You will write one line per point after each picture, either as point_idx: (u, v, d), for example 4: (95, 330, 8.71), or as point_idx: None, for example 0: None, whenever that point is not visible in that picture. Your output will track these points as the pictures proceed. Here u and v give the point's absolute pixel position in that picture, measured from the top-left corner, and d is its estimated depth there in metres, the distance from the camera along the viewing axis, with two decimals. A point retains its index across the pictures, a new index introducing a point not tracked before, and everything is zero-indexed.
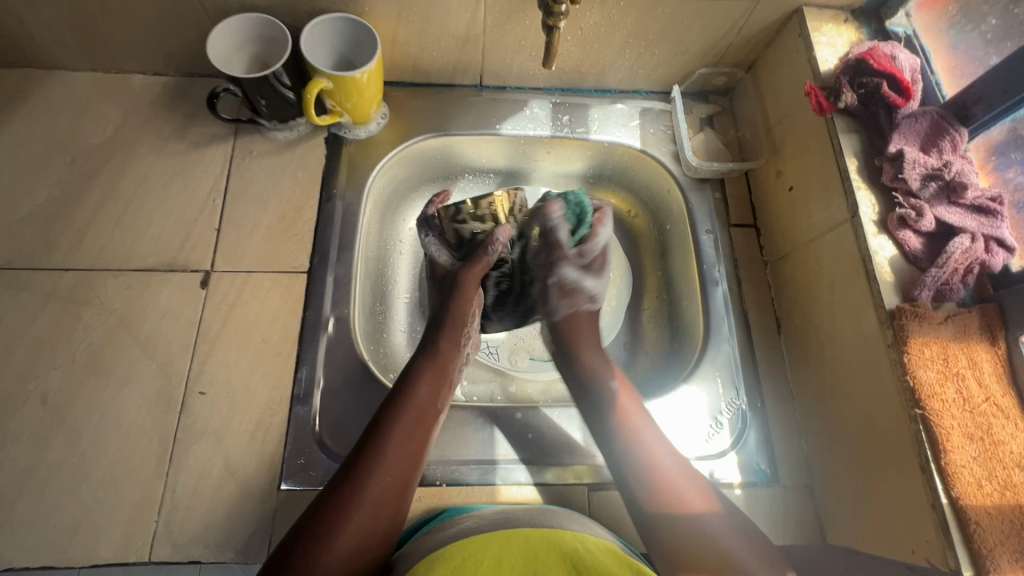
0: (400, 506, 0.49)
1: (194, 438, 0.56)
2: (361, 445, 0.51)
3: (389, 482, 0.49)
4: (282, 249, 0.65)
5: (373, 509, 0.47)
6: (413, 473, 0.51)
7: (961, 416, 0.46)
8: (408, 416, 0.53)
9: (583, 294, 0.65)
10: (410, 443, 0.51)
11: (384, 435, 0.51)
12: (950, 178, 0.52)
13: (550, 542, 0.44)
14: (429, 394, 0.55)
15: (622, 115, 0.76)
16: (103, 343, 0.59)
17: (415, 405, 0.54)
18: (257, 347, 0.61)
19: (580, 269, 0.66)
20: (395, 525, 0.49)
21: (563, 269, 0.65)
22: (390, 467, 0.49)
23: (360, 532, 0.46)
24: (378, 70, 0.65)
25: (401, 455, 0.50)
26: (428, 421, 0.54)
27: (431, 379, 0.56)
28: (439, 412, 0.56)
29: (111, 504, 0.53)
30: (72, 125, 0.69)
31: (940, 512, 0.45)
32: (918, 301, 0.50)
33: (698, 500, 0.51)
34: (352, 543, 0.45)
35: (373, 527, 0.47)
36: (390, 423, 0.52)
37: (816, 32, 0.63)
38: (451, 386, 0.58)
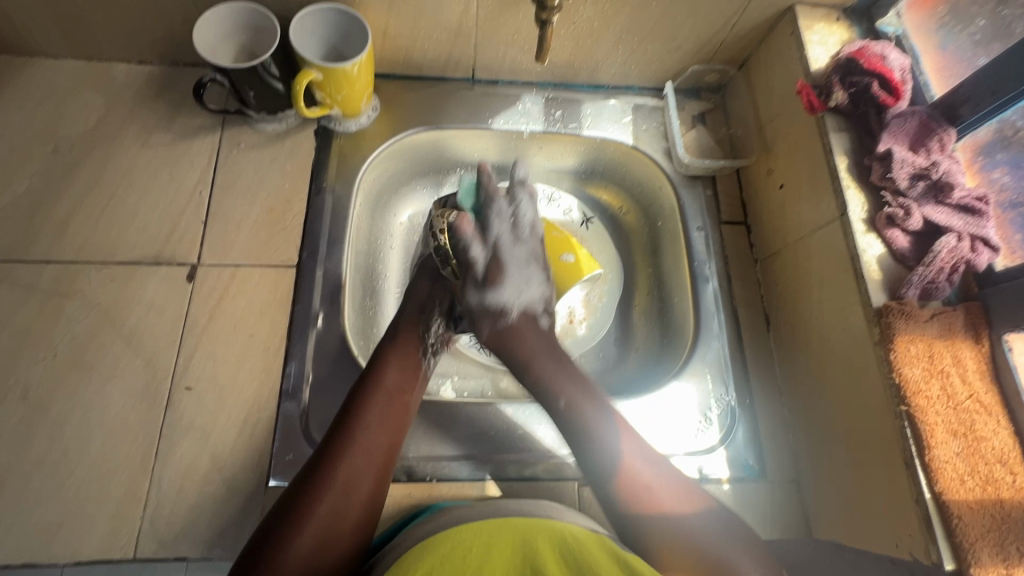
0: (375, 493, 0.49)
1: (180, 433, 0.56)
2: (333, 432, 0.50)
3: (364, 468, 0.49)
4: (271, 243, 0.64)
5: (349, 496, 0.47)
6: (387, 459, 0.51)
7: (945, 412, 0.47)
8: (380, 401, 0.52)
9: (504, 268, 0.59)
10: (382, 430, 0.51)
11: (355, 422, 0.51)
12: (937, 178, 0.53)
13: (540, 528, 0.44)
14: (400, 380, 0.55)
15: (614, 111, 0.76)
16: (86, 337, 0.58)
17: (385, 390, 0.53)
18: (245, 342, 0.60)
19: (481, 282, 0.59)
20: (371, 515, 0.49)
21: (467, 297, 0.60)
22: (363, 453, 0.49)
23: (335, 518, 0.46)
24: (369, 61, 0.64)
25: (374, 442, 0.50)
26: (400, 406, 0.54)
27: (399, 365, 0.56)
28: (411, 399, 0.55)
29: (95, 500, 0.53)
30: (55, 114, 0.67)
31: (924, 506, 0.46)
32: (905, 300, 0.50)
33: (671, 501, 0.49)
34: (320, 531, 0.45)
35: (349, 514, 0.47)
36: (362, 409, 0.52)
37: (808, 31, 0.63)
38: (421, 374, 0.58)
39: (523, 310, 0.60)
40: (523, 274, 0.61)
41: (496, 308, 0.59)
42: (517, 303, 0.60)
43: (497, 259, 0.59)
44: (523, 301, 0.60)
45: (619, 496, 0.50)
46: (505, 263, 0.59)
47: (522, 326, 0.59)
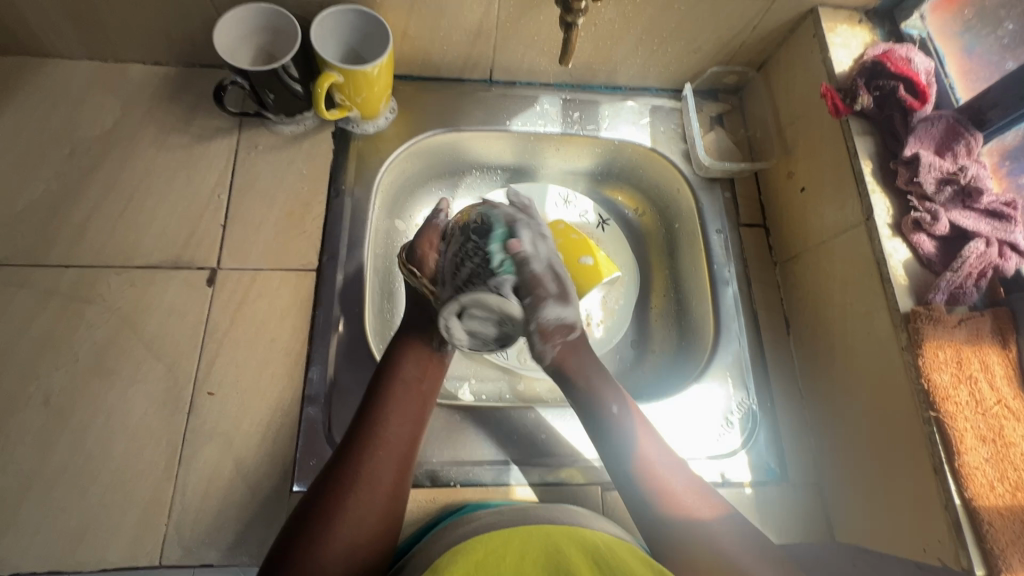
0: (398, 486, 0.49)
1: (203, 439, 0.55)
2: (354, 427, 0.51)
3: (386, 460, 0.49)
4: (291, 246, 0.64)
5: (375, 489, 0.47)
6: (408, 450, 0.51)
7: (974, 418, 0.47)
8: (398, 395, 0.52)
9: (561, 329, 0.52)
10: (401, 423, 0.51)
11: (377, 414, 0.51)
12: (965, 183, 0.52)
13: (571, 535, 0.44)
14: (417, 373, 0.55)
15: (632, 113, 0.76)
16: (107, 342, 0.58)
17: (402, 383, 0.53)
18: (266, 347, 0.59)
19: (557, 303, 0.51)
20: (396, 507, 0.48)
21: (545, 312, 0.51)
22: (384, 447, 0.49)
23: (362, 512, 0.46)
24: (389, 63, 0.63)
25: (394, 434, 0.50)
26: (417, 398, 0.53)
27: (413, 358, 0.55)
28: (428, 390, 0.55)
29: (120, 506, 0.52)
30: (71, 116, 0.66)
31: (953, 512, 0.46)
32: (933, 305, 0.50)
33: (703, 510, 0.50)
34: (350, 525, 0.45)
35: (373, 508, 0.47)
36: (381, 402, 0.52)
37: (831, 33, 0.62)
38: (440, 365, 0.57)
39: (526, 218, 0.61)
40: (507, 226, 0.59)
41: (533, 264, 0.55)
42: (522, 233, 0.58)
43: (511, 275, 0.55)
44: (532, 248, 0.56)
45: (648, 498, 0.50)
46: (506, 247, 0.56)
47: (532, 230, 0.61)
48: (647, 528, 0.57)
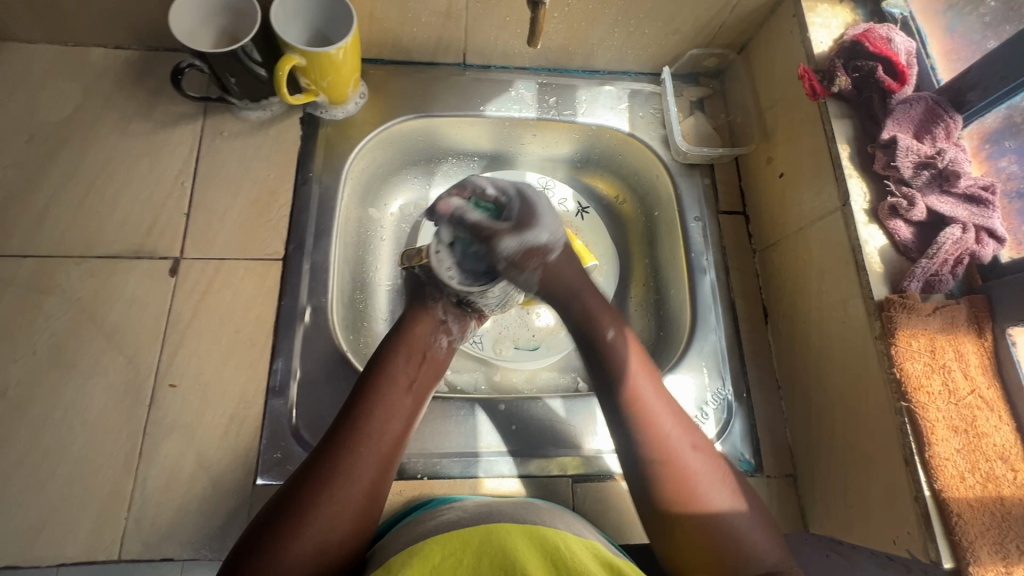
0: (379, 485, 0.47)
1: (165, 432, 0.54)
2: (338, 423, 0.49)
3: (370, 458, 0.47)
4: (256, 235, 0.63)
5: (355, 486, 0.46)
6: (395, 449, 0.49)
7: (946, 408, 0.46)
8: (387, 393, 0.51)
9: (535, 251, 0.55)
10: (389, 420, 0.50)
11: (361, 409, 0.49)
12: (943, 167, 0.51)
13: (532, 536, 0.42)
14: (408, 370, 0.53)
15: (610, 97, 0.74)
16: (66, 333, 0.57)
17: (393, 380, 0.52)
18: (230, 338, 0.58)
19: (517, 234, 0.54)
20: (374, 503, 0.47)
21: (502, 245, 0.53)
22: (369, 444, 0.48)
23: (338, 510, 0.44)
24: (355, 46, 0.61)
25: (380, 432, 0.49)
26: (408, 397, 0.52)
27: (403, 356, 0.54)
28: (420, 389, 0.53)
29: (78, 500, 0.51)
30: (29, 101, 0.64)
31: (923, 504, 0.45)
32: (907, 293, 0.49)
33: (713, 499, 0.46)
34: (324, 519, 0.44)
35: (349, 504, 0.45)
36: (368, 399, 0.50)
37: (811, 12, 0.60)
38: (433, 365, 0.56)
39: (565, 242, 0.57)
40: (553, 206, 0.58)
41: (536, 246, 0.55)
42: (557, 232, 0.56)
43: (525, 204, 0.56)
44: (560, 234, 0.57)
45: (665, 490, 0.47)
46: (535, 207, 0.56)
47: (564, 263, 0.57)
48: (618, 521, 0.57)
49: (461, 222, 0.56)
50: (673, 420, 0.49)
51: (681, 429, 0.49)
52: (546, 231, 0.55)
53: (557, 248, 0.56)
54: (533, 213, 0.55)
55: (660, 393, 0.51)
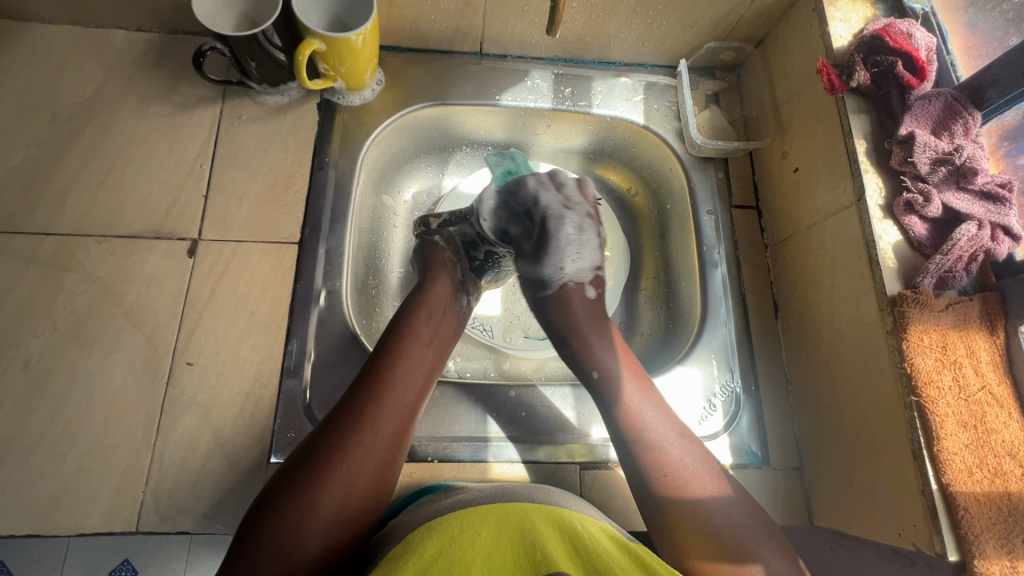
0: (403, 433, 0.48)
1: (182, 408, 0.55)
2: (364, 373, 0.50)
3: (397, 404, 0.48)
4: (273, 218, 0.63)
5: (382, 432, 0.46)
6: (418, 399, 0.50)
7: (956, 403, 0.46)
8: (411, 344, 0.52)
9: (561, 256, 0.61)
10: (414, 370, 0.50)
11: (383, 361, 0.50)
12: (960, 163, 0.51)
13: (549, 516, 0.43)
14: (429, 324, 0.54)
15: (625, 89, 0.74)
16: (87, 309, 0.58)
17: (416, 333, 0.53)
18: (246, 319, 0.59)
19: (539, 258, 0.61)
20: (396, 453, 0.47)
21: (519, 266, 0.63)
22: (395, 392, 0.48)
23: (366, 454, 0.45)
24: (374, 32, 0.62)
25: (406, 380, 0.49)
26: (429, 349, 0.53)
27: (424, 311, 0.55)
28: (439, 345, 0.54)
29: (98, 472, 0.53)
30: (51, 82, 0.65)
31: (930, 497, 0.45)
32: (920, 289, 0.49)
33: (700, 484, 0.48)
34: (349, 466, 0.44)
35: (374, 452, 0.45)
36: (393, 349, 0.51)
37: (831, 7, 0.60)
38: (449, 322, 0.57)
39: (576, 279, 0.61)
40: (580, 241, 0.61)
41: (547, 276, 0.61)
42: (569, 272, 0.61)
43: (551, 231, 0.61)
44: (574, 271, 0.61)
45: (651, 478, 0.49)
46: (557, 238, 0.60)
47: (570, 292, 0.60)
48: (623, 509, 0.57)
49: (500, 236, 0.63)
50: (659, 411, 0.52)
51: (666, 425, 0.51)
52: (563, 262, 0.61)
53: (555, 287, 0.61)
54: (552, 236, 0.60)
55: (649, 391, 0.54)
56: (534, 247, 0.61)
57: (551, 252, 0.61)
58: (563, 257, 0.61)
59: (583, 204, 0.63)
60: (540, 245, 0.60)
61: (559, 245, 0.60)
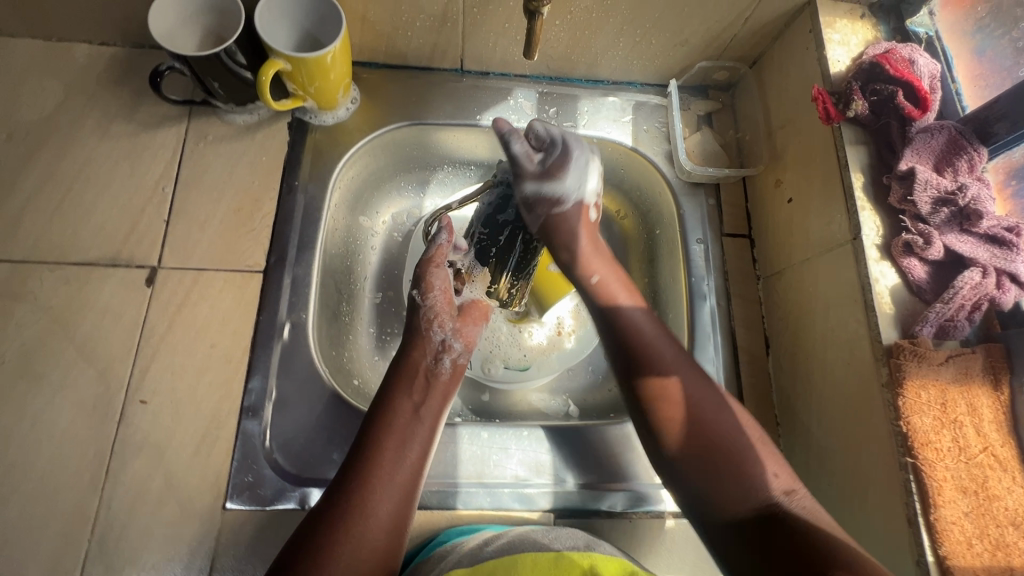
0: (400, 521, 0.44)
1: (133, 450, 0.52)
2: (348, 463, 0.46)
3: (388, 486, 0.45)
4: (237, 245, 0.60)
5: (373, 525, 0.42)
6: (413, 484, 0.46)
7: (955, 467, 0.42)
8: (397, 424, 0.48)
9: (571, 173, 0.55)
10: (403, 454, 0.47)
11: (369, 443, 0.47)
12: (964, 205, 0.47)
13: None
14: (414, 399, 0.51)
15: (613, 110, 0.71)
16: (36, 343, 0.55)
17: (401, 410, 0.49)
18: (205, 354, 0.56)
19: (542, 179, 0.54)
20: (396, 541, 0.43)
21: (523, 186, 0.54)
22: (384, 475, 0.45)
23: (353, 554, 0.41)
24: (345, 50, 0.58)
25: (393, 465, 0.46)
26: (419, 425, 0.49)
27: (408, 385, 0.52)
28: (432, 414, 0.51)
29: (41, 519, 0.50)
30: (8, 98, 0.62)
31: (924, 568, 0.42)
32: (918, 339, 0.45)
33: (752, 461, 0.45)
34: (346, 562, 0.40)
35: (372, 542, 0.42)
36: (377, 431, 0.48)
37: (829, 28, 0.57)
38: (442, 386, 0.53)
39: (580, 202, 0.57)
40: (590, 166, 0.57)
41: (555, 199, 0.55)
42: (578, 191, 0.56)
43: (565, 151, 0.55)
44: (579, 194, 0.57)
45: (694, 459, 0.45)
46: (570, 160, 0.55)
47: (576, 217, 0.57)
48: None
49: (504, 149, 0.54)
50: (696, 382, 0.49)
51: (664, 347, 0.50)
52: (574, 179, 0.56)
53: (570, 204, 0.56)
54: (567, 151, 0.55)
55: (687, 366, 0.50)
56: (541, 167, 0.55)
57: (564, 169, 0.55)
58: (570, 176, 0.55)
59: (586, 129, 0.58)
60: (555, 162, 0.54)
61: (570, 163, 0.55)
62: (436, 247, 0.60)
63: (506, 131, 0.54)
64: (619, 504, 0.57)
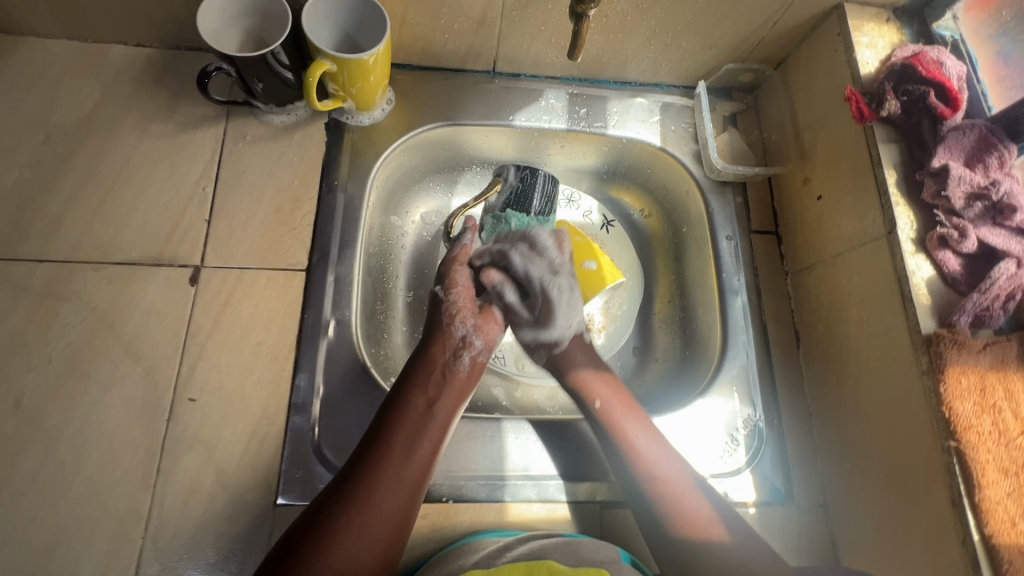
0: (404, 519, 0.45)
1: (184, 447, 0.53)
2: (362, 453, 0.47)
3: (396, 480, 0.46)
4: (279, 244, 0.61)
5: (377, 516, 0.44)
6: (421, 479, 0.48)
7: (996, 449, 0.44)
8: (410, 420, 0.49)
9: (558, 307, 0.60)
10: (412, 452, 0.48)
11: (385, 436, 0.48)
12: (997, 199, 0.49)
13: None
14: (429, 394, 0.51)
15: (642, 110, 0.72)
16: (82, 342, 0.55)
17: (415, 406, 0.50)
18: (251, 351, 0.57)
19: (533, 325, 0.61)
20: (399, 536, 0.45)
21: (522, 333, 0.61)
22: (391, 471, 0.46)
23: (354, 548, 0.42)
24: (387, 52, 0.59)
25: (402, 461, 0.47)
26: (432, 422, 0.50)
27: (425, 379, 0.52)
28: (444, 413, 0.51)
29: (94, 517, 0.50)
30: (46, 99, 0.62)
31: (970, 547, 0.44)
32: (956, 328, 0.47)
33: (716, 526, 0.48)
34: (349, 549, 0.42)
35: (373, 533, 0.44)
36: (392, 424, 0.49)
37: (857, 32, 0.59)
38: (454, 385, 0.53)
39: (576, 334, 0.61)
40: (574, 301, 0.61)
41: (550, 343, 0.60)
42: (571, 329, 0.60)
43: (547, 299, 0.60)
44: (573, 327, 0.61)
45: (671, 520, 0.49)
46: (555, 305, 0.60)
47: (574, 349, 0.60)
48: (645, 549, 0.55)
49: (497, 298, 0.60)
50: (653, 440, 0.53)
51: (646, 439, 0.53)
52: (563, 321, 0.60)
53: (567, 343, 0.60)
54: (550, 299, 0.60)
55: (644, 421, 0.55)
56: (532, 314, 0.60)
57: (553, 314, 0.60)
58: (557, 325, 0.60)
59: (566, 262, 0.62)
60: (545, 301, 0.60)
61: (558, 308, 0.60)
62: (460, 247, 0.61)
63: (491, 284, 0.60)
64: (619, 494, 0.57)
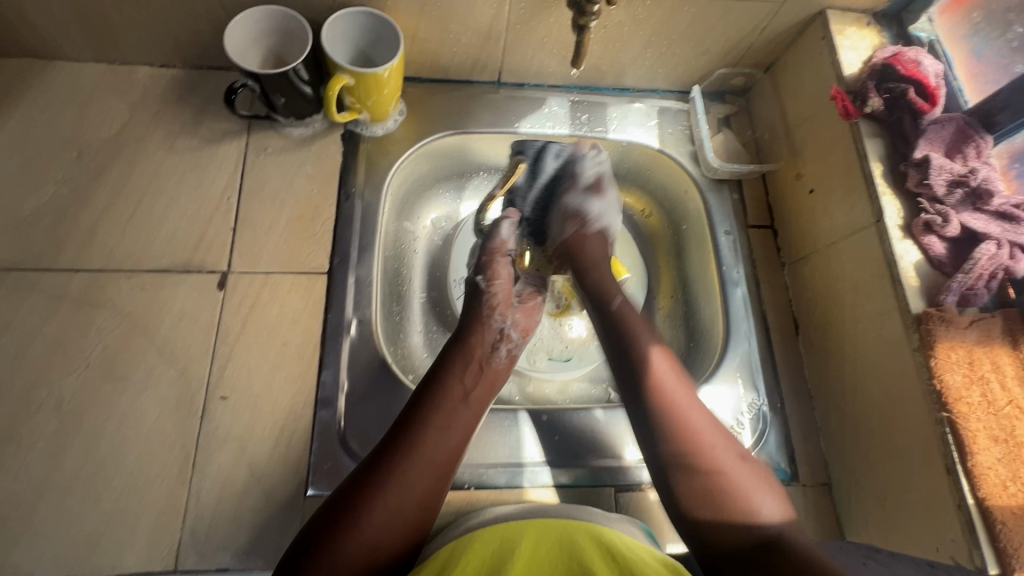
0: (431, 499, 0.48)
1: (217, 443, 0.55)
2: (398, 430, 0.50)
3: (428, 462, 0.48)
4: (301, 249, 0.64)
5: (409, 494, 0.47)
6: (453, 465, 0.50)
7: (986, 418, 0.47)
8: (447, 405, 0.52)
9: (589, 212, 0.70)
10: (446, 435, 0.50)
11: (421, 418, 0.51)
12: (976, 185, 0.53)
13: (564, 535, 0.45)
14: (465, 382, 0.54)
15: (640, 115, 0.76)
16: (118, 346, 0.58)
17: (453, 391, 0.53)
18: (278, 350, 0.59)
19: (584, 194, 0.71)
20: (427, 513, 0.48)
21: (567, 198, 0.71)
22: (425, 452, 0.49)
23: (388, 520, 0.45)
24: (400, 66, 0.63)
25: (437, 443, 0.50)
26: (465, 409, 0.53)
27: (463, 368, 0.55)
28: (477, 404, 0.54)
29: (134, 510, 0.52)
30: (77, 119, 0.66)
31: (966, 512, 0.47)
32: (944, 307, 0.51)
33: (757, 501, 0.48)
34: (381, 522, 0.45)
35: (403, 511, 0.46)
36: (428, 408, 0.51)
37: (840, 36, 0.63)
38: (488, 376, 0.56)
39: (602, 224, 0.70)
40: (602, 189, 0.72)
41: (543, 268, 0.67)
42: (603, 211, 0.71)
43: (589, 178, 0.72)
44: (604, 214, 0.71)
45: (700, 493, 0.48)
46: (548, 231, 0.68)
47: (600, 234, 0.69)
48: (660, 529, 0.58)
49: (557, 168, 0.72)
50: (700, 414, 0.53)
51: (679, 405, 0.53)
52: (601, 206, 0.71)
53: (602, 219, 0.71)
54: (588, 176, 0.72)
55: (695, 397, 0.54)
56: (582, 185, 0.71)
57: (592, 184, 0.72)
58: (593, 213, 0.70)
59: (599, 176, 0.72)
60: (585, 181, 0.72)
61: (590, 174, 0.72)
62: (498, 239, 0.66)
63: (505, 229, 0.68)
64: (622, 479, 0.59)
